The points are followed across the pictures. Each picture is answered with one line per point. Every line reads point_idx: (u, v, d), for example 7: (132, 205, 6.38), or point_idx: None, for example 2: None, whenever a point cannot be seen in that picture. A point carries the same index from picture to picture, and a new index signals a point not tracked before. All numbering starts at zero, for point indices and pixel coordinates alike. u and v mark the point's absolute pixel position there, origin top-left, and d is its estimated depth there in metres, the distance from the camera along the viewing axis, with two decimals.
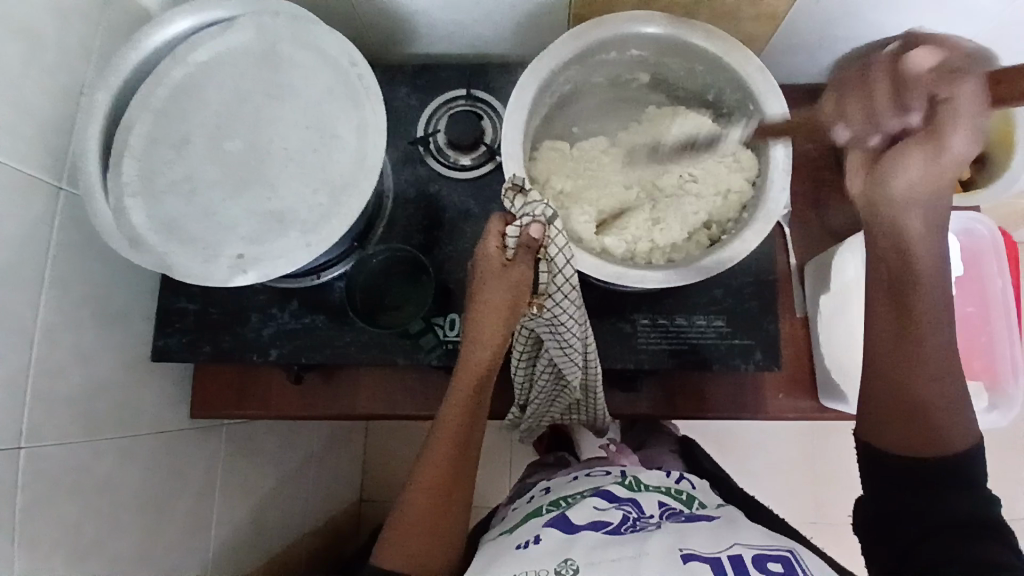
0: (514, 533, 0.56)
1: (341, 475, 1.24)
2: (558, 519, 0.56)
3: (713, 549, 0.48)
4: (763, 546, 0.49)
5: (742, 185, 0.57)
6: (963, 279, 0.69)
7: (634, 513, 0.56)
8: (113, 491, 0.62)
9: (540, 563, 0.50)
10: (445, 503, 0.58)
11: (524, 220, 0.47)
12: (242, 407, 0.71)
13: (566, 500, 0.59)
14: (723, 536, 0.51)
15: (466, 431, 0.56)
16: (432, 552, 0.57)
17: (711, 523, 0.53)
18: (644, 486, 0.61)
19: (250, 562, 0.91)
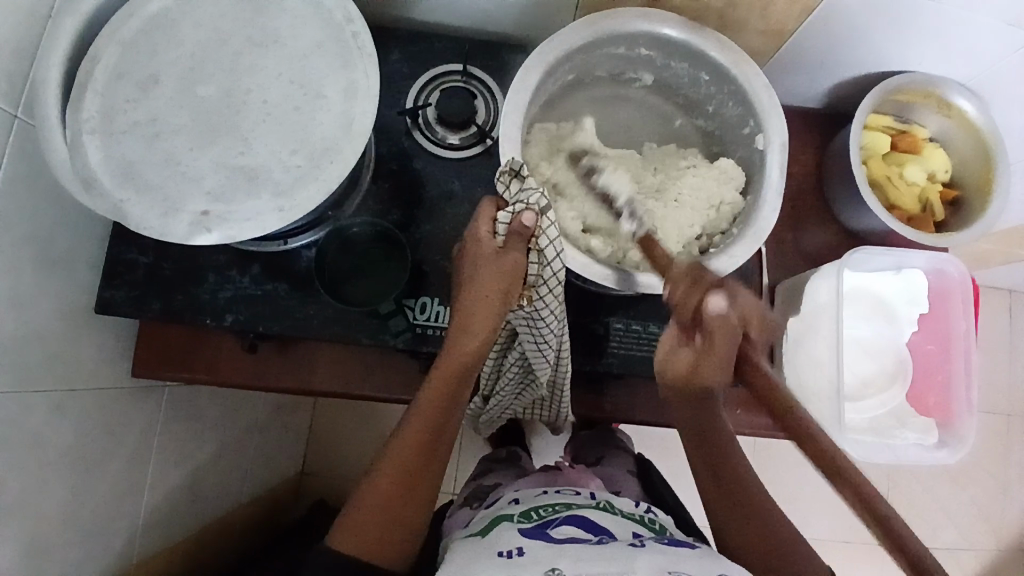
0: (488, 539, 0.55)
1: (284, 447, 1.20)
2: (534, 532, 0.55)
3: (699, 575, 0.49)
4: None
5: (734, 198, 0.56)
6: (926, 316, 0.70)
7: (611, 538, 0.55)
8: (39, 448, 0.58)
9: (527, 572, 0.49)
10: (410, 491, 0.55)
11: (518, 207, 0.48)
12: (189, 372, 0.67)
13: (538, 514, 0.59)
14: (709, 564, 0.51)
15: (441, 415, 0.55)
16: (393, 542, 0.53)
17: (695, 550, 0.54)
18: (619, 512, 0.61)
19: (180, 531, 0.87)
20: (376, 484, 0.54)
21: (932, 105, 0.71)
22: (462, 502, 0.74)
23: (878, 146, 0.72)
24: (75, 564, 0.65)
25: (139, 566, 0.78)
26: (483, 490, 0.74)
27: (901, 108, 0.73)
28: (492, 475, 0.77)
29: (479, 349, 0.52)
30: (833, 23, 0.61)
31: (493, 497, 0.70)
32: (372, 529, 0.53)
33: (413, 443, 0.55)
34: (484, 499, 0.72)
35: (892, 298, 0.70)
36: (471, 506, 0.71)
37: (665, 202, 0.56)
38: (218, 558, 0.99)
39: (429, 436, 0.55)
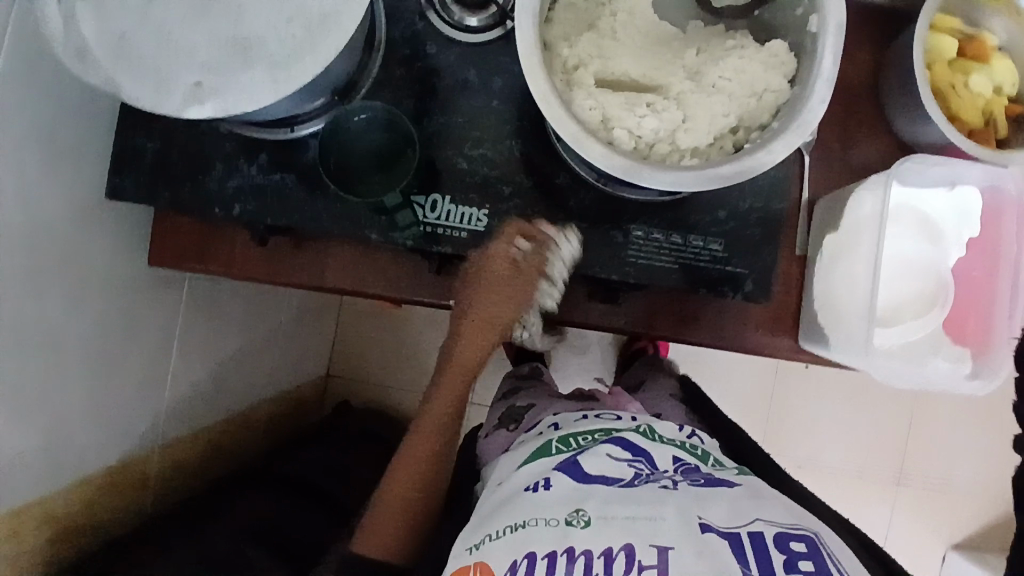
0: (519, 475, 0.58)
1: (309, 349, 1.24)
2: (569, 465, 0.56)
3: (730, 525, 0.49)
4: (785, 525, 0.49)
5: (780, 85, 0.48)
6: (975, 240, 0.60)
7: (646, 468, 0.56)
8: (55, 328, 0.61)
9: (554, 510, 0.51)
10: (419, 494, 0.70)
11: (533, 247, 0.59)
12: (204, 263, 0.68)
13: (577, 440, 0.61)
14: (744, 509, 0.51)
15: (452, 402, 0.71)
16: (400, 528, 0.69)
17: (730, 491, 0.53)
18: (658, 436, 0.61)
19: (205, 418, 0.92)
20: (399, 472, 0.71)
21: (1003, 8, 0.64)
22: (496, 425, 0.76)
23: (944, 50, 0.64)
24: (98, 442, 0.70)
25: (164, 449, 0.83)
26: (516, 412, 0.76)
27: (969, 13, 0.66)
28: (522, 397, 0.80)
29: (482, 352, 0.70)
30: None
31: (533, 420, 0.72)
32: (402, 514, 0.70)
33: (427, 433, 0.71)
34: (519, 422, 0.73)
35: (937, 218, 0.61)
36: (508, 429, 0.73)
37: (700, 89, 0.49)
38: (244, 449, 1.05)
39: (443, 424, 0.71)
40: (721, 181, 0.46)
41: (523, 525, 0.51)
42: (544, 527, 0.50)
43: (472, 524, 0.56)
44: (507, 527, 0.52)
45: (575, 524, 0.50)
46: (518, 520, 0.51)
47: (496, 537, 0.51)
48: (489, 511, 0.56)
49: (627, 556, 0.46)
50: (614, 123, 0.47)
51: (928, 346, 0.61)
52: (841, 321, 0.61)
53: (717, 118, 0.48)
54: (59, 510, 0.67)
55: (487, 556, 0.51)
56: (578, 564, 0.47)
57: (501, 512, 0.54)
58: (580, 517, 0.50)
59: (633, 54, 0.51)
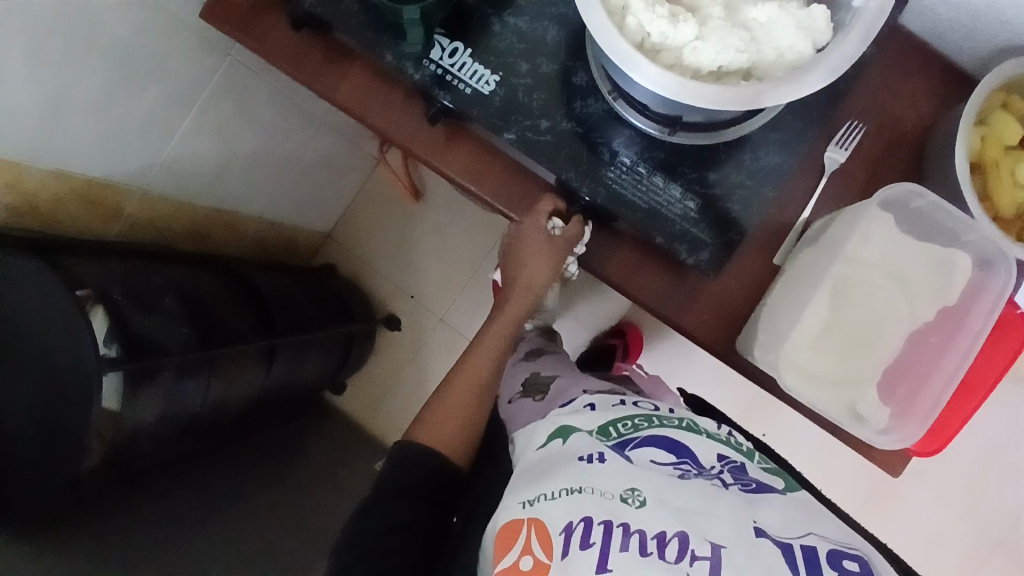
0: (566, 446, 0.53)
1: (319, 200, 1.29)
2: (614, 449, 0.52)
3: (785, 534, 0.44)
4: (840, 543, 0.44)
5: (804, 50, 0.48)
6: (949, 309, 0.57)
7: (694, 467, 0.50)
8: (92, 24, 0.65)
9: (607, 486, 0.47)
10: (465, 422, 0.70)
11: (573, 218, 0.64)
12: (237, 29, 0.69)
13: (617, 429, 0.56)
14: (799, 520, 0.46)
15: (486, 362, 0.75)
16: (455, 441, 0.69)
17: (781, 498, 0.48)
18: (704, 431, 0.56)
19: (196, 196, 0.97)
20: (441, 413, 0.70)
21: None
22: (522, 393, 0.74)
23: (1006, 131, 0.60)
24: (87, 145, 0.75)
25: (146, 197, 0.88)
26: (541, 382, 0.74)
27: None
28: (547, 367, 0.79)
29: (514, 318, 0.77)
30: None
31: (562, 395, 0.68)
32: (448, 427, 0.69)
33: (463, 388, 0.73)
34: (547, 394, 0.70)
35: (914, 272, 0.57)
36: (533, 399, 0.71)
37: (731, 20, 0.49)
38: (216, 246, 1.10)
39: (484, 375, 0.74)
40: (701, 104, 0.47)
41: (579, 490, 0.47)
42: (596, 498, 0.46)
43: (518, 487, 0.52)
44: (563, 489, 0.48)
45: (630, 503, 0.46)
46: (573, 484, 0.47)
47: (551, 497, 0.47)
48: (539, 471, 0.52)
49: (680, 542, 0.43)
50: (631, 13, 0.48)
51: (854, 391, 0.58)
52: (773, 328, 0.59)
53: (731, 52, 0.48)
54: (28, 184, 0.72)
55: (542, 514, 0.47)
56: (632, 541, 0.43)
57: (546, 478, 0.50)
58: (635, 497, 0.46)
59: None
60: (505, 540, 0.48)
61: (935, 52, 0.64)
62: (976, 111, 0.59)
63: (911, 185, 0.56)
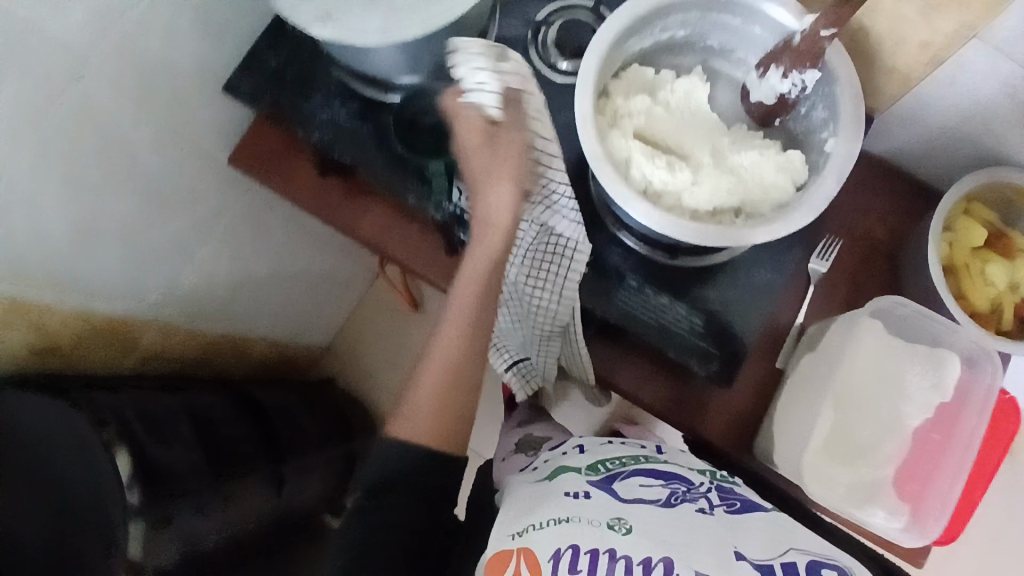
0: (555, 482, 0.60)
1: (321, 315, 1.31)
2: (602, 483, 0.59)
3: (762, 556, 0.51)
4: (817, 553, 0.51)
5: (786, 188, 0.55)
6: (945, 405, 0.62)
7: (682, 486, 0.60)
8: (134, 174, 0.70)
9: (594, 514, 0.55)
10: (450, 406, 0.63)
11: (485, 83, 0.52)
12: (270, 173, 0.76)
13: (605, 465, 0.63)
14: (776, 539, 0.53)
15: (462, 325, 0.61)
16: (446, 432, 0.63)
17: (763, 515, 0.56)
18: (689, 466, 0.64)
19: (208, 322, 0.99)
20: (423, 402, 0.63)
21: None
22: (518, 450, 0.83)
23: (970, 235, 0.67)
24: (113, 284, 0.77)
25: (161, 328, 0.90)
26: (533, 440, 0.84)
27: (1007, 210, 0.68)
28: (540, 427, 0.88)
29: (501, 252, 0.58)
30: (960, 97, 0.60)
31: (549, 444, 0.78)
32: (434, 418, 0.63)
33: (441, 366, 0.63)
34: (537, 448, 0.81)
35: (910, 374, 0.62)
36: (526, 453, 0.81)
37: (718, 166, 0.56)
38: (223, 367, 1.11)
39: (458, 350, 0.62)
40: (701, 239, 0.52)
41: (566, 519, 0.55)
42: (586, 526, 0.54)
43: (512, 509, 0.59)
44: (550, 519, 0.55)
45: (616, 529, 0.53)
46: (561, 514, 0.55)
47: (540, 527, 0.55)
48: (530, 499, 0.59)
49: (666, 566, 0.50)
50: (632, 164, 0.55)
51: (868, 491, 0.61)
52: (786, 433, 0.63)
53: (721, 190, 0.55)
54: (51, 323, 0.74)
55: (530, 543, 0.54)
56: (618, 564, 0.51)
57: (535, 509, 0.58)
58: (621, 524, 0.54)
59: (675, 123, 0.59)
60: (497, 570, 0.55)
61: (896, 172, 0.72)
62: (943, 221, 0.66)
63: (894, 296, 0.62)
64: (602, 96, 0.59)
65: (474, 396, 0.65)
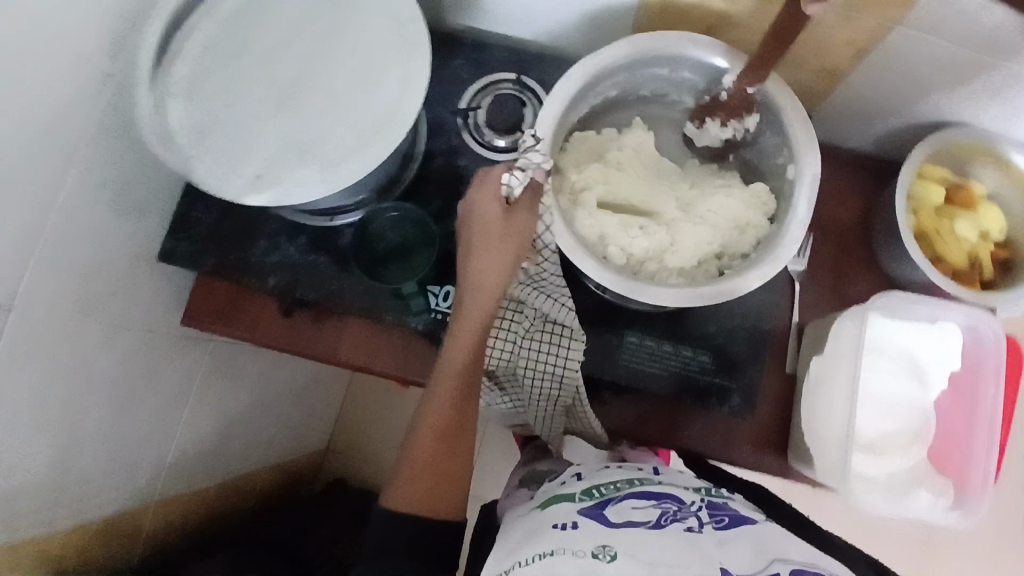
0: (543, 517, 0.50)
1: (314, 420, 1.26)
2: (593, 510, 0.49)
3: (752, 569, 0.42)
4: (802, 562, 0.43)
5: (760, 222, 0.56)
6: (956, 376, 0.64)
7: (674, 504, 0.49)
8: (93, 374, 0.65)
9: (582, 543, 0.45)
10: (450, 464, 0.58)
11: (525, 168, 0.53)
12: (229, 327, 0.71)
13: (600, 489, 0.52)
14: (764, 548, 0.44)
15: (461, 375, 0.58)
16: (444, 496, 0.57)
17: (756, 529, 0.47)
18: (691, 485, 0.53)
19: (204, 476, 0.93)
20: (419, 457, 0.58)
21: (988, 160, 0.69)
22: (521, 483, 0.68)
23: (931, 197, 0.69)
24: (101, 486, 0.71)
25: (161, 505, 0.85)
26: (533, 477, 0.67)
27: (959, 162, 0.70)
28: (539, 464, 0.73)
29: (491, 308, 0.58)
30: (887, 82, 0.62)
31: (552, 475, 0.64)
32: (430, 477, 0.57)
33: (438, 418, 0.58)
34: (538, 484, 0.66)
35: (920, 352, 0.64)
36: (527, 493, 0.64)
37: (688, 215, 0.57)
38: (229, 512, 1.05)
39: (458, 400, 0.58)
40: (701, 300, 0.52)
41: (550, 553, 0.44)
42: (568, 558, 0.44)
43: (498, 553, 0.49)
44: (536, 554, 0.45)
45: (601, 558, 0.43)
46: (546, 547, 0.45)
47: (525, 564, 0.45)
48: (513, 542, 0.49)
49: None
50: (608, 240, 0.55)
51: (911, 479, 0.61)
52: (824, 445, 0.62)
53: (700, 243, 0.55)
54: (51, 551, 0.69)
55: None
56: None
57: (519, 547, 0.47)
58: (606, 551, 0.44)
59: (634, 180, 0.58)
60: None
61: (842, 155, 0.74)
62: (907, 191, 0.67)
63: (895, 291, 0.63)
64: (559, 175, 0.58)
65: (470, 459, 0.60)
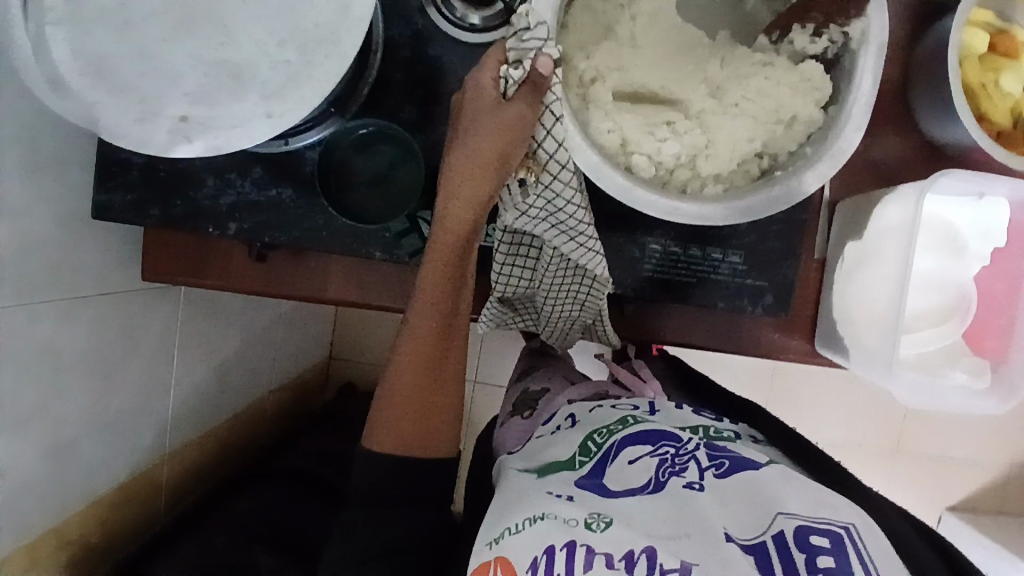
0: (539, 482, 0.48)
1: (311, 336, 1.22)
2: (591, 479, 0.47)
3: (755, 534, 0.39)
4: (812, 515, 0.40)
5: (810, 112, 0.49)
6: (1002, 252, 0.58)
7: (671, 447, 0.48)
8: (58, 356, 0.57)
9: (575, 509, 0.43)
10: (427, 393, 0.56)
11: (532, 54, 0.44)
12: (201, 278, 0.64)
13: (595, 441, 0.51)
14: (763, 499, 0.41)
15: (437, 302, 0.52)
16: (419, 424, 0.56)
17: (759, 472, 0.44)
18: (690, 427, 0.51)
19: (210, 417, 0.90)
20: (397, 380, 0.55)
21: None
22: (512, 412, 0.70)
23: (976, 46, 0.60)
24: (103, 458, 0.67)
25: (173, 456, 0.82)
26: (531, 397, 0.70)
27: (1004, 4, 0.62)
28: (536, 378, 0.73)
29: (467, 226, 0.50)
30: None
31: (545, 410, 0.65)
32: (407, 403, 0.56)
33: (415, 343, 0.54)
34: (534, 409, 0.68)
35: (961, 229, 0.58)
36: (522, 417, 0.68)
37: (721, 106, 0.49)
38: (244, 442, 1.04)
39: (434, 329, 0.54)
40: (736, 214, 0.48)
41: (544, 517, 0.43)
42: (559, 524, 0.42)
43: (490, 515, 0.48)
44: (526, 519, 0.43)
45: (594, 526, 0.41)
46: (537, 511, 0.43)
47: (514, 532, 0.43)
48: (506, 503, 0.47)
49: (649, 559, 0.38)
50: (632, 149, 0.48)
51: (943, 357, 0.59)
52: (856, 334, 0.58)
53: (735, 141, 0.49)
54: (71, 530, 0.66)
55: (508, 550, 0.43)
56: (597, 560, 0.39)
57: (509, 513, 0.46)
58: (600, 520, 0.42)
59: (654, 65, 0.50)
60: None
61: None
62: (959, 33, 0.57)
63: (951, 171, 0.53)
64: (571, 67, 0.49)
65: (450, 388, 0.57)
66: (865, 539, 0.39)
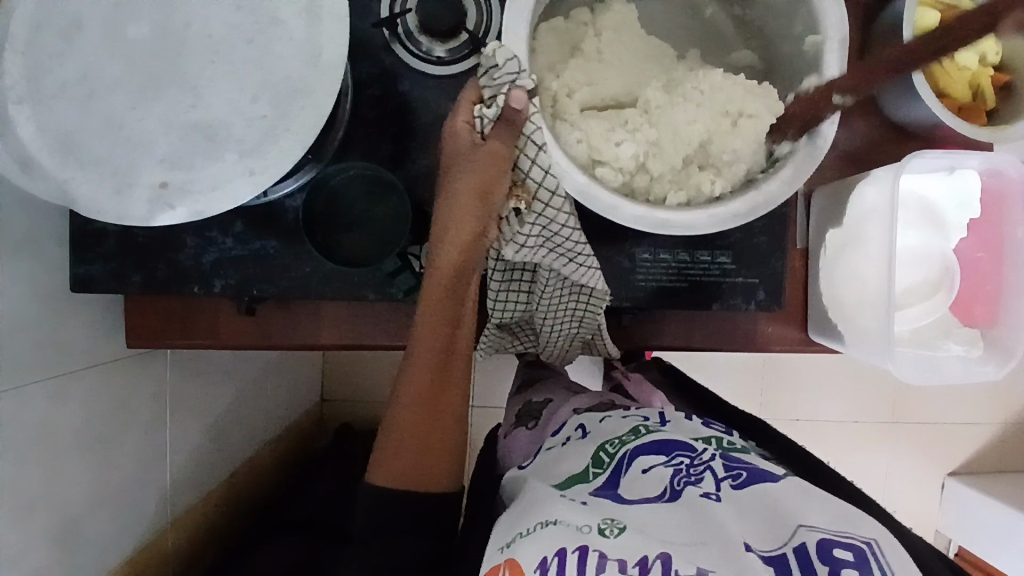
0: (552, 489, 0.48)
1: (301, 380, 1.20)
2: (608, 489, 0.47)
3: (772, 547, 0.40)
4: (833, 530, 0.40)
5: (757, 108, 0.49)
6: (977, 220, 0.61)
7: (686, 458, 0.48)
8: (53, 439, 0.55)
9: (588, 515, 0.42)
10: (435, 432, 0.55)
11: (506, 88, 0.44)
12: (189, 338, 0.62)
13: (608, 452, 0.51)
14: (782, 515, 0.42)
15: (435, 339, 0.52)
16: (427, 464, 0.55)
17: (775, 484, 0.44)
18: (703, 437, 0.51)
19: (211, 478, 0.87)
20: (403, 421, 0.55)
21: None
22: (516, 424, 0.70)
23: None
24: (109, 537, 0.65)
25: (179, 524, 0.79)
26: (535, 408, 0.69)
27: None
28: (538, 391, 0.72)
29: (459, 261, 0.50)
30: None
31: (552, 420, 0.64)
32: (415, 445, 0.55)
33: (418, 382, 0.54)
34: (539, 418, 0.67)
35: (939, 204, 0.60)
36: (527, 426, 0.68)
37: (670, 101, 0.50)
38: (248, 498, 1.01)
39: (435, 366, 0.54)
40: (704, 220, 0.48)
41: (554, 522, 0.41)
42: (572, 530, 0.41)
43: (502, 523, 0.47)
44: (536, 524, 0.42)
45: (608, 532, 0.41)
46: (548, 515, 0.42)
47: (525, 534, 0.42)
48: (521, 509, 0.46)
49: (663, 564, 0.38)
50: (597, 158, 0.49)
51: (938, 331, 0.60)
52: (848, 315, 0.59)
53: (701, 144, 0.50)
54: None
55: (517, 552, 0.41)
56: (610, 566, 0.38)
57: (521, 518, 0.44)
58: (613, 526, 0.41)
59: (615, 76, 0.51)
60: None
61: None
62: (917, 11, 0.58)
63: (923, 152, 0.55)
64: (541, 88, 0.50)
65: (457, 424, 0.56)
66: (887, 554, 0.39)
